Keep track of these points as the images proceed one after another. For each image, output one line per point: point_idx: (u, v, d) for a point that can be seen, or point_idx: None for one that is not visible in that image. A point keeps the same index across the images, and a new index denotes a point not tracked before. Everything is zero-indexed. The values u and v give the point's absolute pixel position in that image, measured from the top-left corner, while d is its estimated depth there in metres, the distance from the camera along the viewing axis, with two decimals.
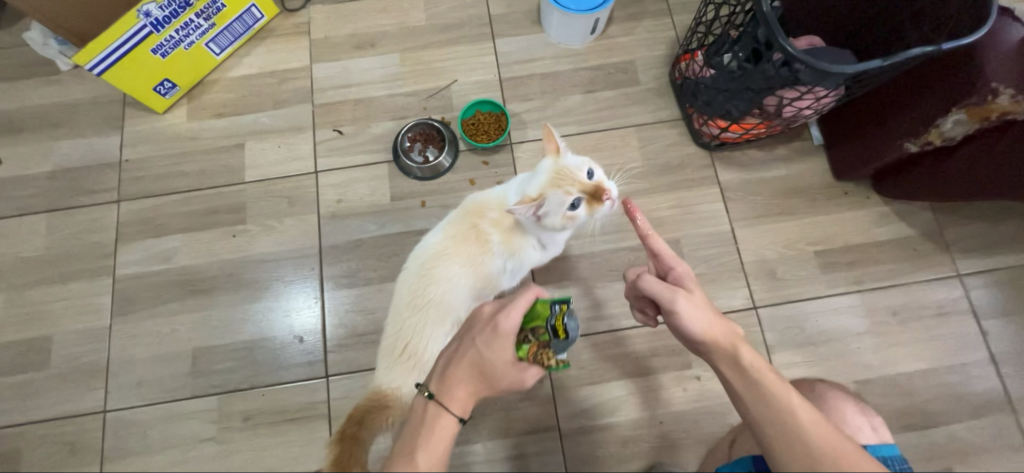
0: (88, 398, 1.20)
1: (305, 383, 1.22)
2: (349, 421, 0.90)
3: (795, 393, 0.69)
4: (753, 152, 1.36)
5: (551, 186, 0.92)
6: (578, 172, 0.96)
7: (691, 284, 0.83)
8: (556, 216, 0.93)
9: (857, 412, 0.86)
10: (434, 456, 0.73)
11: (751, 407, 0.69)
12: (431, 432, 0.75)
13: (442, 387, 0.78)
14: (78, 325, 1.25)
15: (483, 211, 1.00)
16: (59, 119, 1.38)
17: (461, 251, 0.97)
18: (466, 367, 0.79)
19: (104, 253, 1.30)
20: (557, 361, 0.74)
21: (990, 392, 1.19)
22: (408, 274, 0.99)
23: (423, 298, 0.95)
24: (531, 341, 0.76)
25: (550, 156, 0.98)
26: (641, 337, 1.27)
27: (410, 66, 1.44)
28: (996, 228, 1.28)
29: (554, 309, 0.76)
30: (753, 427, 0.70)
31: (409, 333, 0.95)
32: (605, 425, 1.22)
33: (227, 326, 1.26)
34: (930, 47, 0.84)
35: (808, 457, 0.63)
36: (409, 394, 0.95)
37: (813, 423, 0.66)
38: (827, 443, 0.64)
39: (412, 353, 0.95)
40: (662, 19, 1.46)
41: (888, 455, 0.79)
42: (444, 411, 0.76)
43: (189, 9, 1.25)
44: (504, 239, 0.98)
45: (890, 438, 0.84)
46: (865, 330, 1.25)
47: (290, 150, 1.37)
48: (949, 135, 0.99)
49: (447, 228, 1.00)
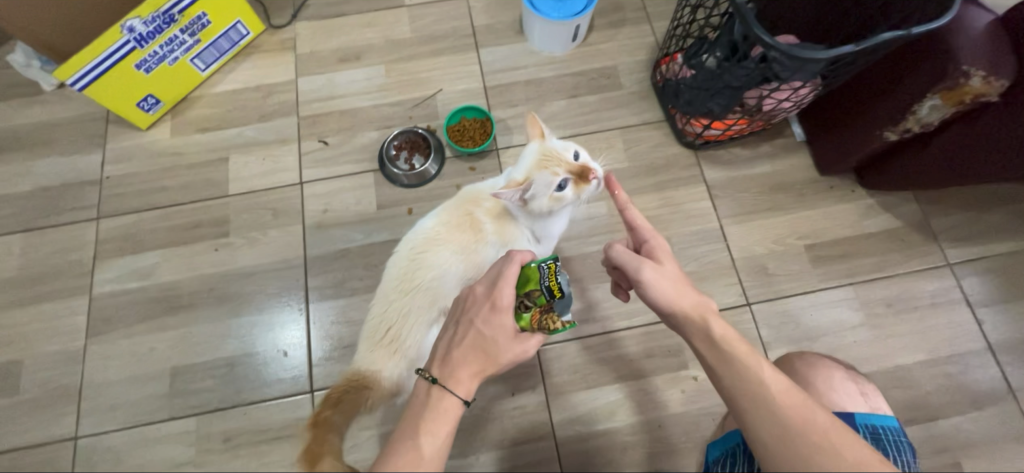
0: (60, 424, 1.14)
1: (290, 399, 1.17)
2: (325, 402, 0.88)
3: (766, 364, 0.69)
4: (737, 150, 1.37)
5: (538, 168, 0.94)
6: (564, 154, 0.97)
7: (662, 255, 0.80)
8: (543, 198, 0.94)
9: (847, 380, 0.87)
10: (440, 440, 0.71)
11: (723, 380, 0.69)
12: (436, 417, 0.72)
13: (445, 370, 0.76)
14: (50, 347, 1.20)
15: (476, 200, 1.02)
16: (40, 138, 1.36)
17: (453, 238, 0.96)
18: (468, 347, 0.77)
19: (81, 271, 1.26)
20: (562, 323, 0.76)
21: (991, 382, 1.17)
22: (398, 258, 0.98)
23: (411, 282, 0.94)
24: (531, 308, 0.77)
25: (535, 141, 1.01)
26: (635, 338, 1.24)
27: (395, 77, 1.45)
28: (981, 217, 1.29)
29: (543, 271, 0.75)
30: (725, 399, 0.69)
31: (393, 316, 0.93)
32: (602, 432, 1.18)
33: (208, 342, 1.22)
34: (900, 32, 0.86)
35: (779, 428, 0.64)
36: (389, 379, 0.92)
37: (783, 394, 0.66)
38: (797, 413, 0.64)
39: (395, 337, 0.92)
40: (641, 26, 1.50)
41: (883, 425, 0.80)
42: (449, 393, 0.74)
43: (174, 25, 1.26)
44: (497, 228, 0.98)
45: (885, 408, 0.84)
46: (861, 323, 1.23)
47: (274, 163, 1.36)
48: (927, 121, 1.01)
49: (440, 216, 1.01)
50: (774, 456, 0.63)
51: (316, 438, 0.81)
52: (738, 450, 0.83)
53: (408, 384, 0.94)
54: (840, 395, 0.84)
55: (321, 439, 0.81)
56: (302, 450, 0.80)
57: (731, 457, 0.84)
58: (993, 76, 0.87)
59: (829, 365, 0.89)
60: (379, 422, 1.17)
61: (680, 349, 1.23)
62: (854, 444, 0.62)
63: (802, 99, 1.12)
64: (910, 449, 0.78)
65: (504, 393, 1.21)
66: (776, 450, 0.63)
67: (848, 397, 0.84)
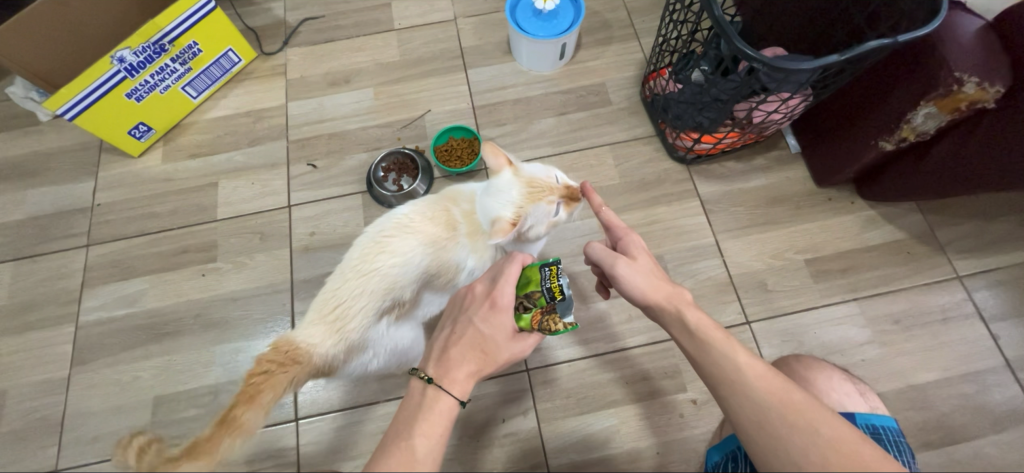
0: (39, 457, 1.11)
1: (273, 428, 1.14)
2: (241, 395, 0.81)
3: (742, 349, 0.67)
4: (730, 164, 1.35)
5: (530, 201, 0.90)
6: (547, 179, 0.96)
7: (635, 250, 0.80)
8: (539, 225, 0.94)
9: (845, 381, 0.82)
10: (435, 441, 0.66)
11: (703, 367, 0.69)
12: (430, 417, 0.68)
13: (440, 370, 0.72)
14: (34, 376, 1.18)
15: (455, 200, 1.00)
16: (34, 168, 1.38)
17: (424, 229, 0.93)
18: (465, 346, 0.74)
19: (68, 299, 1.25)
20: (563, 325, 0.71)
21: (1011, 401, 1.10)
22: (364, 239, 0.95)
23: (370, 262, 0.90)
24: (531, 309, 0.74)
25: (505, 171, 0.95)
26: (631, 360, 1.20)
27: (384, 100, 1.46)
28: (989, 227, 1.24)
29: (544, 272, 0.74)
30: (707, 385, 0.69)
31: (345, 293, 0.89)
32: (598, 459, 1.12)
33: (192, 369, 1.19)
34: (886, 40, 0.83)
35: (757, 413, 0.63)
36: (320, 355, 0.88)
37: (760, 378, 0.64)
38: (774, 397, 0.63)
39: (341, 315, 0.89)
40: (629, 42, 1.50)
41: (883, 425, 0.76)
42: (444, 393, 0.70)
43: (165, 54, 1.28)
44: (473, 235, 0.96)
45: (882, 408, 0.80)
46: (869, 341, 1.17)
47: (263, 187, 1.36)
48: (922, 130, 0.98)
49: (418, 206, 0.98)
50: (756, 440, 0.63)
51: (210, 443, 0.75)
52: (740, 454, 0.79)
53: (338, 366, 0.92)
54: (839, 396, 0.80)
55: (212, 451, 0.74)
56: (186, 446, 0.73)
57: (733, 461, 0.79)
58: (988, 83, 0.83)
59: (826, 366, 0.85)
60: (364, 451, 1.13)
61: (678, 370, 1.18)
62: (831, 421, 0.61)
63: (793, 110, 1.09)
64: (910, 449, 0.74)
65: (495, 418, 1.16)
66: (756, 434, 0.63)
67: (847, 397, 0.80)
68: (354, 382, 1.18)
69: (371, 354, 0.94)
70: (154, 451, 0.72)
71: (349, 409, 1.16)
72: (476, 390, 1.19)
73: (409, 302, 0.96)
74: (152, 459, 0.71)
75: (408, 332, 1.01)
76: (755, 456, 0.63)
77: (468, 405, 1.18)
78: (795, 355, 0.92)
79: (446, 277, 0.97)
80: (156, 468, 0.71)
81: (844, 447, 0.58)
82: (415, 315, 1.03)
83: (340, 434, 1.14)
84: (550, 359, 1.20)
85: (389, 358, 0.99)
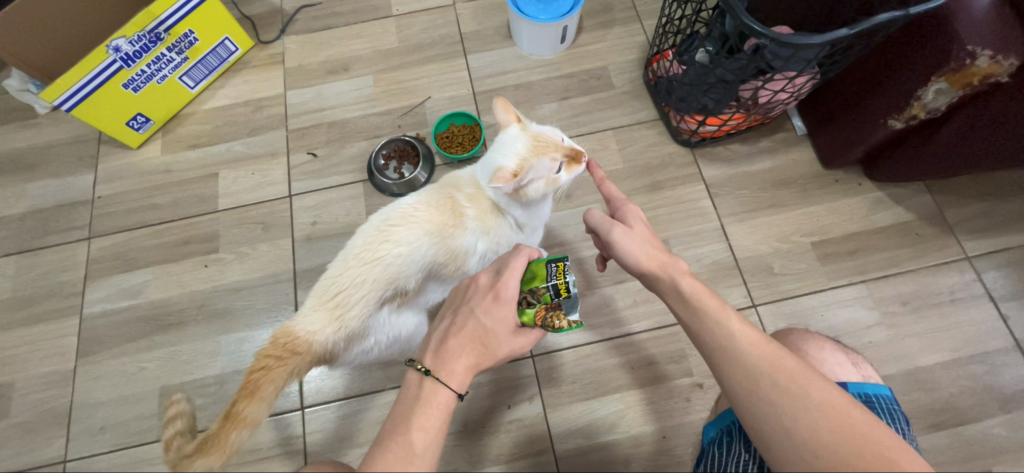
0: (47, 449, 1.12)
1: (280, 415, 1.15)
2: (241, 391, 0.81)
3: (737, 317, 0.66)
4: (735, 146, 1.33)
5: (534, 153, 0.89)
6: (552, 137, 0.95)
7: (632, 219, 0.79)
8: (540, 181, 0.91)
9: (837, 350, 0.81)
10: (433, 435, 0.65)
11: (697, 335, 0.68)
12: (428, 411, 0.67)
13: (438, 362, 0.71)
14: (42, 368, 1.18)
15: (463, 180, 1.00)
16: (33, 161, 1.37)
17: (430, 218, 0.92)
18: (464, 337, 0.73)
19: (71, 292, 1.25)
20: (568, 322, 0.70)
21: (1019, 381, 1.09)
22: (368, 227, 0.94)
23: (374, 251, 0.89)
24: (536, 304, 0.73)
25: (512, 125, 0.96)
26: (637, 345, 1.19)
27: (384, 87, 1.44)
28: (999, 207, 1.22)
29: (551, 269, 0.73)
30: (701, 354, 0.68)
31: (346, 281, 0.88)
32: (605, 444, 1.12)
33: (197, 359, 1.19)
34: (898, 12, 0.80)
35: (748, 380, 0.62)
36: (320, 343, 0.88)
37: (754, 344, 0.63)
38: (766, 363, 0.62)
39: (342, 303, 0.88)
40: (631, 25, 1.47)
41: (875, 394, 0.75)
42: (442, 385, 0.69)
43: (161, 43, 1.26)
44: (478, 215, 0.95)
45: (875, 377, 0.79)
46: (876, 323, 1.16)
47: (263, 177, 1.35)
48: (933, 107, 0.96)
49: (423, 195, 0.97)
50: (748, 407, 0.62)
51: (215, 438, 0.78)
52: (734, 429, 0.79)
53: (338, 354, 0.91)
54: (833, 366, 0.78)
55: (220, 446, 0.78)
56: (196, 442, 0.77)
57: (727, 437, 0.79)
58: (1001, 56, 0.81)
59: (818, 338, 0.84)
60: (368, 438, 1.13)
61: (684, 354, 1.18)
62: (821, 386, 0.60)
63: (800, 89, 1.07)
64: (904, 417, 0.74)
65: (499, 405, 1.16)
66: (748, 401, 0.62)
67: (840, 367, 0.78)
68: (359, 370, 1.18)
69: (372, 340, 0.94)
70: (177, 447, 0.79)
71: (355, 397, 1.16)
72: (479, 377, 1.19)
73: (413, 291, 0.96)
74: (174, 455, 0.78)
75: (410, 320, 1.00)
76: (745, 421, 0.63)
77: (472, 391, 1.18)
78: (791, 329, 0.90)
79: (452, 266, 0.97)
80: (179, 460, 0.77)
81: (834, 410, 0.58)
82: (418, 303, 1.03)
83: (346, 422, 1.15)
84: (555, 346, 1.20)
85: (390, 346, 0.99)
